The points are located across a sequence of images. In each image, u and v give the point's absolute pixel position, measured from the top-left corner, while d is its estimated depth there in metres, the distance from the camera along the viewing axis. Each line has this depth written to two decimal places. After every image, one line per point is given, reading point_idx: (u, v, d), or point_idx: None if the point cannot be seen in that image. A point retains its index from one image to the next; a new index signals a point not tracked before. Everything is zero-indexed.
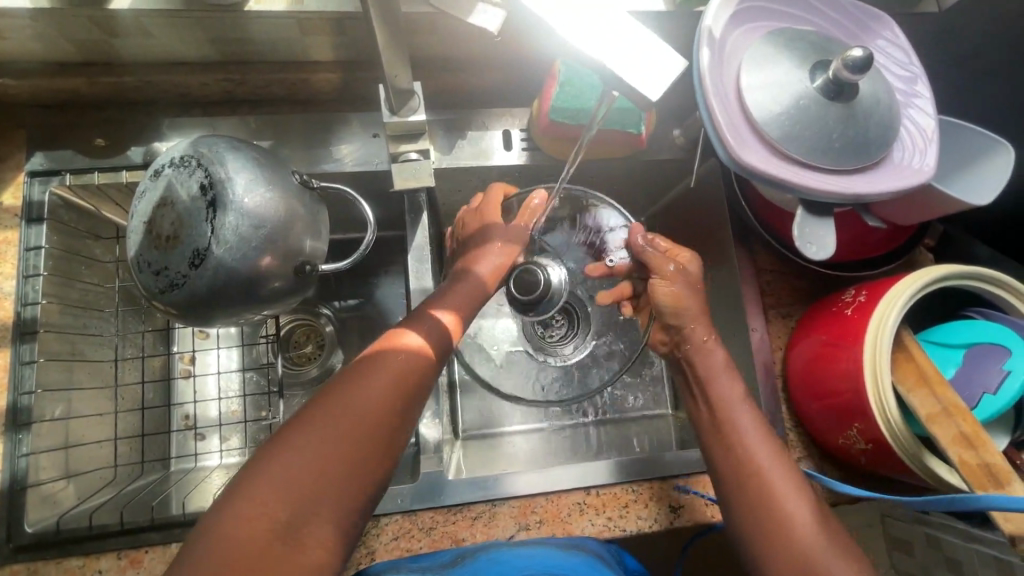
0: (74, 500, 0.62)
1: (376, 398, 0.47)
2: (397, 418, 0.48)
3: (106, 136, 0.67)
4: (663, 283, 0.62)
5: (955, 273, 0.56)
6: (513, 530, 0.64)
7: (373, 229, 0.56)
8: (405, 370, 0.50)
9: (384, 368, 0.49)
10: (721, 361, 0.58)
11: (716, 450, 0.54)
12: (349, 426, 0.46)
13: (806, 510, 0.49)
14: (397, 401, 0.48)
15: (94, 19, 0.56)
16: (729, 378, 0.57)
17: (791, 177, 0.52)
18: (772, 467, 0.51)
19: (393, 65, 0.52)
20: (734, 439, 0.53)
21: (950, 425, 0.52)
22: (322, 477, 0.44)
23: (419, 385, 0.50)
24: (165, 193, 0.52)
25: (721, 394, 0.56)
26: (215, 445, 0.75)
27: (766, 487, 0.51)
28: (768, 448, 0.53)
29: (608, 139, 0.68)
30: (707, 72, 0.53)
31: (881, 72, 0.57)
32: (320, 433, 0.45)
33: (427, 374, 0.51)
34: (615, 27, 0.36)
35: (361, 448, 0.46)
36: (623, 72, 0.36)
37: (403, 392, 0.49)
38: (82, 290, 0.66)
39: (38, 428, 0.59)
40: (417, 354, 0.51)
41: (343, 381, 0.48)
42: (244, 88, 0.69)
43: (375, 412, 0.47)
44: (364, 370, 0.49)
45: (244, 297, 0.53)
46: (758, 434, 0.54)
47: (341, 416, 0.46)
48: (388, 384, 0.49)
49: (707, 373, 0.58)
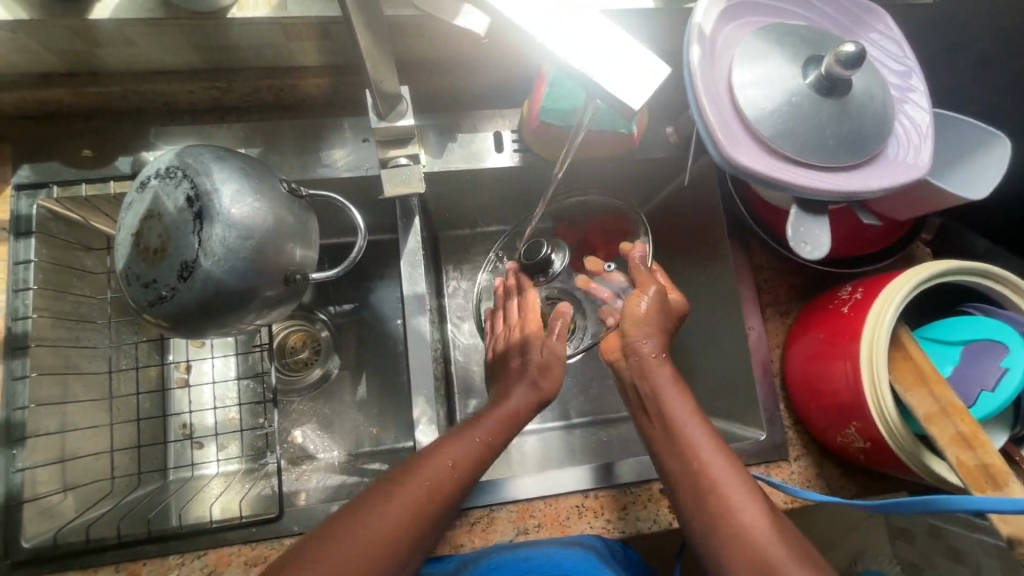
0: (73, 513, 0.61)
1: (417, 495, 0.50)
2: (427, 525, 0.50)
3: (93, 146, 0.66)
4: (635, 298, 0.62)
5: (952, 269, 0.55)
6: (512, 535, 0.63)
7: (364, 236, 0.55)
8: (451, 471, 0.53)
9: (431, 467, 0.53)
10: (668, 379, 0.58)
11: (671, 464, 0.54)
12: (387, 521, 0.48)
13: (760, 517, 0.49)
14: (430, 511, 0.50)
15: (74, 29, 0.56)
16: (681, 394, 0.57)
17: (785, 176, 0.52)
18: (725, 477, 0.51)
19: (379, 70, 0.51)
20: (689, 449, 0.53)
21: (948, 425, 0.51)
22: (352, 568, 0.45)
23: (453, 496, 0.53)
24: (151, 205, 0.51)
25: (670, 411, 0.56)
26: (212, 454, 0.75)
27: (723, 500, 0.50)
28: (720, 458, 0.52)
29: (600, 140, 0.67)
30: (698, 70, 0.52)
31: (875, 67, 0.57)
32: (350, 546, 0.46)
33: (463, 484, 0.54)
34: (602, 37, 0.36)
35: (390, 545, 0.48)
36: (611, 84, 0.35)
37: (436, 502, 0.51)
38: (73, 302, 0.66)
39: (33, 443, 0.59)
40: (465, 463, 0.54)
41: (381, 493, 0.50)
42: (232, 95, 0.68)
43: (410, 512, 0.49)
44: (412, 469, 0.52)
45: (235, 310, 0.52)
46: (711, 444, 0.53)
47: (376, 527, 0.48)
48: (430, 483, 0.52)
49: (653, 389, 0.58)
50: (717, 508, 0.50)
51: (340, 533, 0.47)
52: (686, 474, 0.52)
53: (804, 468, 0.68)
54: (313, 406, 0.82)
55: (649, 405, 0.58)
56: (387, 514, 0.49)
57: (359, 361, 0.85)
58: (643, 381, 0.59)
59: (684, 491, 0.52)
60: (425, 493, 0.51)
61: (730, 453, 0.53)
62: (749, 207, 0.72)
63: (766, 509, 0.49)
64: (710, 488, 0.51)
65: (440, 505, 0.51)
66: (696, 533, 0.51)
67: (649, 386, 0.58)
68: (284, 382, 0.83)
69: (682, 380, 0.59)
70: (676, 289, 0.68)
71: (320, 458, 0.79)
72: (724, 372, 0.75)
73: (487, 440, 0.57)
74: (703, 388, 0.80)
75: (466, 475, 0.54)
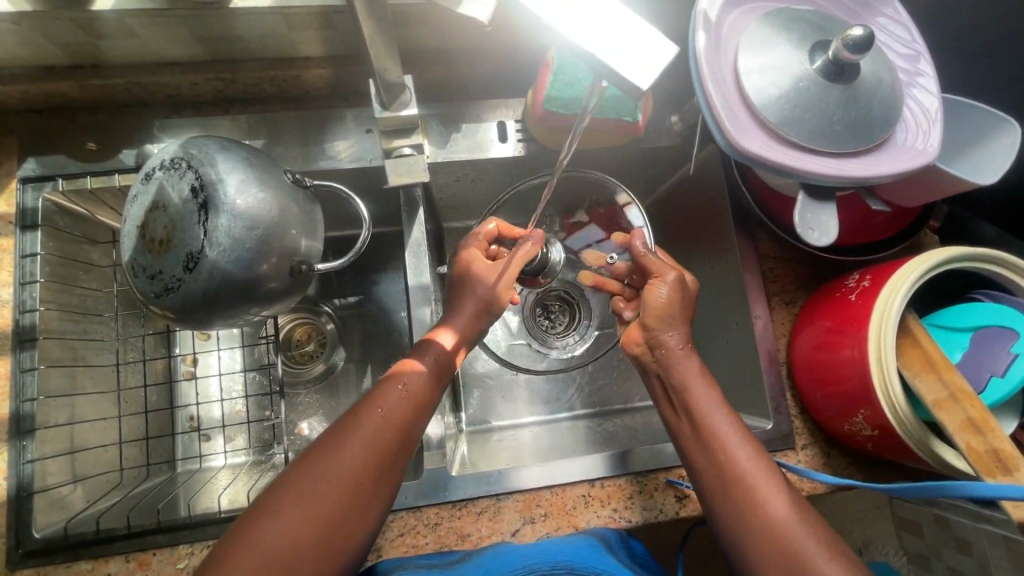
0: (83, 504, 0.62)
1: (354, 455, 0.51)
2: (382, 465, 0.51)
3: (97, 140, 0.66)
4: (657, 286, 0.60)
5: (961, 255, 0.55)
6: (519, 525, 0.63)
7: (368, 226, 0.55)
8: (386, 422, 0.53)
9: (373, 412, 0.53)
10: (697, 370, 0.58)
11: (699, 456, 0.54)
12: (337, 477, 0.49)
13: (788, 509, 0.49)
14: (382, 451, 0.52)
15: (77, 20, 0.56)
16: (706, 387, 0.56)
17: (792, 163, 0.51)
18: (754, 470, 0.51)
19: (382, 58, 0.50)
20: (713, 440, 0.53)
21: (959, 411, 0.51)
22: (314, 516, 0.48)
23: (405, 432, 0.54)
24: (157, 197, 0.51)
25: (693, 402, 0.56)
26: (220, 445, 0.75)
27: (751, 493, 0.50)
28: (746, 451, 0.52)
29: (604, 129, 0.67)
30: (703, 55, 0.52)
31: (882, 51, 0.56)
32: (305, 494, 0.48)
33: (413, 417, 0.55)
34: (616, 23, 0.35)
35: (346, 488, 0.49)
36: (626, 73, 0.35)
37: (387, 441, 0.52)
38: (80, 295, 0.66)
39: (42, 434, 0.59)
40: (410, 393, 0.55)
41: (332, 437, 0.52)
42: (235, 87, 0.68)
43: (364, 452, 0.51)
44: (347, 426, 0.52)
45: (242, 300, 0.52)
46: (737, 434, 0.53)
47: (328, 474, 0.49)
48: (373, 429, 0.52)
49: (681, 379, 0.57)
50: (746, 503, 0.50)
51: (282, 504, 0.48)
52: (714, 467, 0.52)
53: (811, 457, 0.68)
54: (319, 398, 0.83)
55: (674, 398, 0.57)
56: (328, 479, 0.49)
57: (364, 353, 0.85)
58: (671, 375, 0.58)
59: (711, 483, 0.52)
60: (363, 451, 0.51)
61: (755, 444, 0.53)
62: (755, 195, 0.70)
63: (793, 499, 0.50)
64: (743, 484, 0.51)
65: (383, 458, 0.52)
66: (720, 517, 0.52)
67: (676, 378, 0.58)
68: (290, 374, 0.83)
69: (707, 371, 0.58)
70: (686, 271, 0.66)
71: None
72: (730, 362, 0.75)
73: (429, 370, 0.58)
74: None
75: (407, 421, 0.54)
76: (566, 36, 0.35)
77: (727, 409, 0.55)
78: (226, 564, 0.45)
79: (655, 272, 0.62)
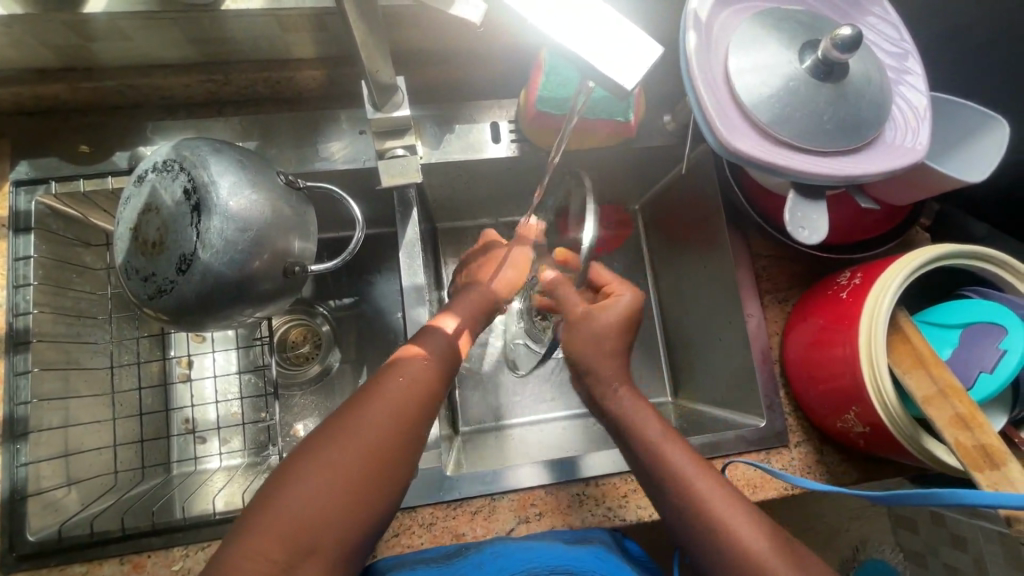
0: (78, 506, 0.62)
1: (379, 430, 0.50)
2: (408, 432, 0.52)
3: (90, 142, 0.66)
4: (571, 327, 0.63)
5: (950, 253, 0.55)
6: (514, 524, 0.64)
7: (362, 227, 0.55)
8: (409, 394, 0.53)
9: (398, 381, 0.54)
10: (624, 409, 0.58)
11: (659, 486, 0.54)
12: (368, 441, 0.50)
13: (757, 532, 0.49)
14: (410, 418, 0.52)
15: (69, 23, 0.56)
16: (645, 423, 0.57)
17: (782, 161, 0.52)
18: (715, 500, 0.51)
19: (374, 60, 0.51)
20: (665, 473, 0.53)
21: (947, 407, 0.51)
22: (348, 480, 0.48)
23: (429, 401, 0.55)
24: (149, 199, 0.51)
25: (648, 442, 0.55)
26: (215, 448, 0.76)
27: (715, 522, 0.50)
28: (708, 481, 0.52)
29: (597, 129, 0.67)
30: (693, 56, 0.53)
31: (871, 49, 0.56)
32: (338, 457, 0.48)
33: (435, 387, 0.56)
34: (611, 27, 0.35)
35: (377, 453, 0.50)
36: (622, 78, 0.35)
37: (415, 408, 0.53)
38: (74, 298, 0.66)
39: (36, 438, 0.59)
40: (432, 367, 0.56)
41: (359, 404, 0.52)
42: (228, 89, 0.68)
43: (392, 419, 0.51)
44: (369, 401, 0.52)
45: (235, 301, 0.52)
46: (691, 463, 0.54)
47: (359, 439, 0.50)
48: (400, 397, 0.53)
49: (627, 416, 0.57)
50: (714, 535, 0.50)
51: (305, 477, 0.47)
52: (679, 502, 0.52)
53: (804, 454, 0.68)
54: (314, 399, 0.83)
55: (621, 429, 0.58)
56: (357, 446, 0.49)
57: (360, 354, 0.85)
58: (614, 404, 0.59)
59: (676, 516, 0.53)
60: (388, 420, 0.51)
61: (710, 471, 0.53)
62: (746, 195, 0.71)
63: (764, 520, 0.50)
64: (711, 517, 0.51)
65: (406, 436, 0.52)
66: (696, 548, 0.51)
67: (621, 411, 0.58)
68: (285, 376, 0.83)
69: (644, 405, 0.58)
70: (623, 289, 0.64)
71: None
72: (724, 361, 0.75)
73: (443, 353, 0.58)
74: (704, 376, 0.80)
75: (428, 393, 0.55)
76: (561, 43, 0.35)
77: (679, 441, 0.55)
78: (252, 533, 0.45)
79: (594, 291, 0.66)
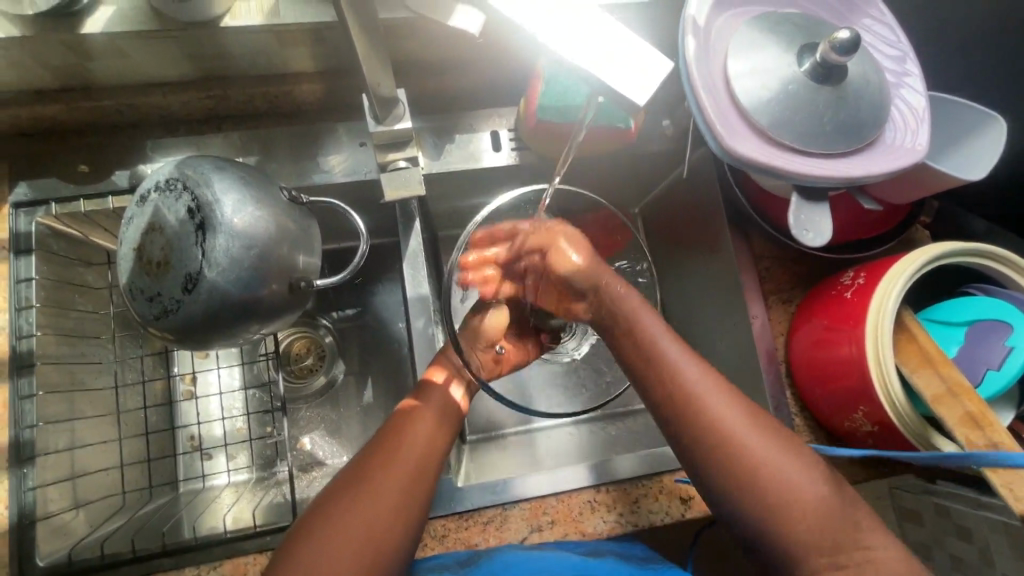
0: (86, 528, 0.62)
1: (396, 483, 0.52)
2: (421, 488, 0.53)
3: (89, 161, 0.66)
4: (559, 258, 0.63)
5: (953, 250, 0.56)
6: (526, 533, 0.63)
7: (366, 239, 0.56)
8: (419, 450, 0.55)
9: (406, 441, 0.55)
10: (655, 332, 0.57)
11: (713, 469, 0.51)
12: (381, 495, 0.50)
13: (823, 502, 0.48)
14: (418, 473, 0.53)
15: (66, 43, 0.55)
16: (682, 353, 0.55)
17: (784, 164, 0.52)
18: (769, 458, 0.50)
19: (375, 73, 0.51)
20: (706, 423, 0.51)
21: (957, 406, 0.52)
22: (362, 536, 0.48)
23: (436, 456, 0.56)
24: (153, 219, 0.51)
25: (701, 409, 0.52)
26: (222, 465, 0.75)
27: (771, 490, 0.49)
28: (764, 442, 0.50)
29: (597, 134, 0.67)
30: (693, 62, 0.53)
31: (869, 52, 0.57)
32: (353, 512, 0.49)
33: (441, 445, 0.57)
34: (614, 40, 0.36)
35: (390, 509, 0.50)
36: (634, 95, 0.35)
37: (422, 463, 0.54)
38: (76, 318, 0.66)
39: (43, 461, 0.59)
40: (434, 423, 0.58)
41: (373, 462, 0.53)
42: (226, 104, 0.68)
43: (404, 475, 0.52)
44: (383, 455, 0.53)
45: (241, 320, 0.52)
46: (734, 413, 0.52)
47: (373, 494, 0.50)
48: (410, 455, 0.54)
49: (687, 398, 0.53)
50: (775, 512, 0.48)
51: (325, 534, 0.48)
52: None
53: None
54: (320, 412, 0.83)
55: (668, 413, 0.53)
56: (371, 500, 0.50)
57: (364, 365, 0.85)
58: (654, 360, 0.55)
59: (719, 485, 0.51)
60: (400, 475, 0.52)
61: (788, 447, 0.51)
62: (748, 196, 0.71)
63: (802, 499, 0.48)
64: (775, 498, 0.49)
65: (421, 488, 0.53)
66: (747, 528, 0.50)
67: (681, 388, 0.53)
68: (290, 390, 0.83)
69: (668, 327, 0.58)
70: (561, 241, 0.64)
71: (329, 464, 0.79)
72: (728, 363, 0.76)
73: (442, 404, 0.60)
74: None
75: (434, 448, 0.56)
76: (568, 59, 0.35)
77: (719, 384, 0.53)
78: None
79: (541, 243, 0.65)
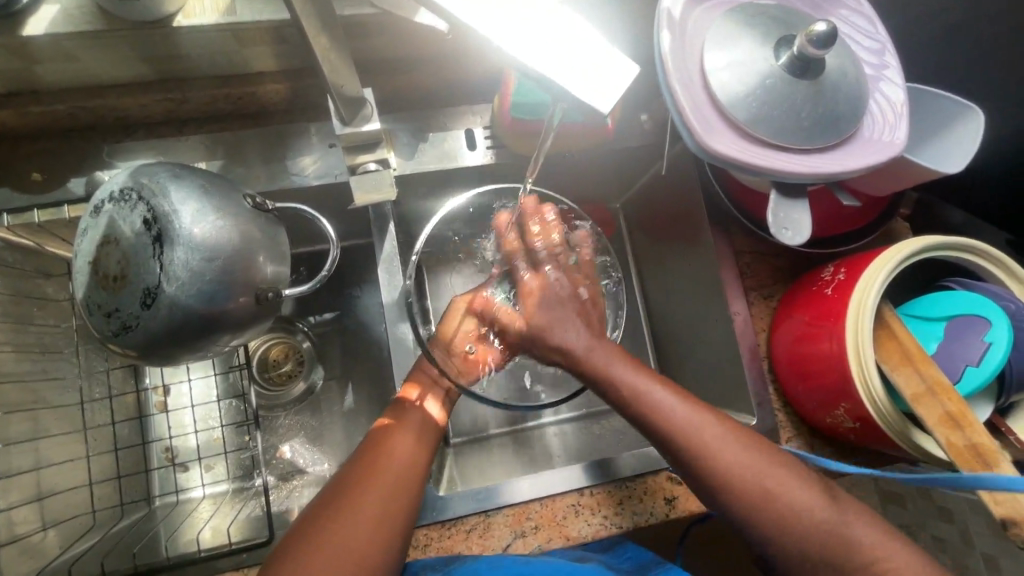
0: (58, 549, 0.59)
1: (373, 495, 0.50)
2: (400, 505, 0.51)
3: (43, 170, 0.63)
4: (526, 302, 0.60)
5: (933, 243, 0.55)
6: (510, 539, 0.62)
7: (336, 245, 0.53)
8: (396, 467, 0.53)
9: (381, 458, 0.53)
10: (640, 376, 0.56)
11: (756, 519, 0.50)
12: (358, 517, 0.49)
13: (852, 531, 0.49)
14: (398, 492, 0.52)
15: (8, 47, 0.52)
16: (683, 406, 0.54)
17: (763, 162, 0.51)
18: (795, 499, 0.50)
19: (338, 72, 0.48)
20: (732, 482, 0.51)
21: (936, 405, 0.51)
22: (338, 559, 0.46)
23: (416, 470, 0.54)
24: (107, 230, 0.49)
25: (728, 470, 0.51)
26: (197, 477, 0.74)
27: (811, 532, 0.49)
28: (790, 484, 0.51)
29: (575, 130, 0.66)
30: (668, 57, 0.52)
31: (847, 44, 0.56)
32: (327, 535, 0.47)
33: (422, 463, 0.55)
34: (582, 43, 0.35)
35: (365, 529, 0.48)
36: (596, 104, 0.35)
37: (402, 482, 0.52)
38: (37, 333, 0.63)
39: (6, 485, 0.56)
40: (413, 444, 0.56)
41: (349, 482, 0.51)
42: (187, 106, 0.66)
43: (380, 494, 0.51)
44: (361, 469, 0.52)
45: (205, 334, 0.50)
46: (756, 464, 0.52)
47: (349, 515, 0.48)
48: (387, 474, 0.52)
49: (702, 453, 0.52)
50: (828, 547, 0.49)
51: (300, 545, 0.46)
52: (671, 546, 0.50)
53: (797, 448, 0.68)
54: (299, 419, 0.81)
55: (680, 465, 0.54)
56: (346, 522, 0.48)
57: (344, 369, 0.83)
58: (649, 410, 0.54)
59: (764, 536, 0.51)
60: (376, 493, 0.51)
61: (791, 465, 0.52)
62: (727, 190, 0.70)
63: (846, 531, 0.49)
64: (811, 532, 0.49)
65: (403, 498, 0.52)
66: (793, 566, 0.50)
67: (693, 447, 0.53)
68: (267, 398, 0.81)
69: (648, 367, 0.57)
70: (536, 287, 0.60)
71: (311, 472, 0.78)
72: (711, 361, 0.75)
73: (421, 423, 0.58)
74: (693, 376, 0.79)
75: (412, 465, 0.54)
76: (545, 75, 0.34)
77: (732, 436, 0.53)
78: None
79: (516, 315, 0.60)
